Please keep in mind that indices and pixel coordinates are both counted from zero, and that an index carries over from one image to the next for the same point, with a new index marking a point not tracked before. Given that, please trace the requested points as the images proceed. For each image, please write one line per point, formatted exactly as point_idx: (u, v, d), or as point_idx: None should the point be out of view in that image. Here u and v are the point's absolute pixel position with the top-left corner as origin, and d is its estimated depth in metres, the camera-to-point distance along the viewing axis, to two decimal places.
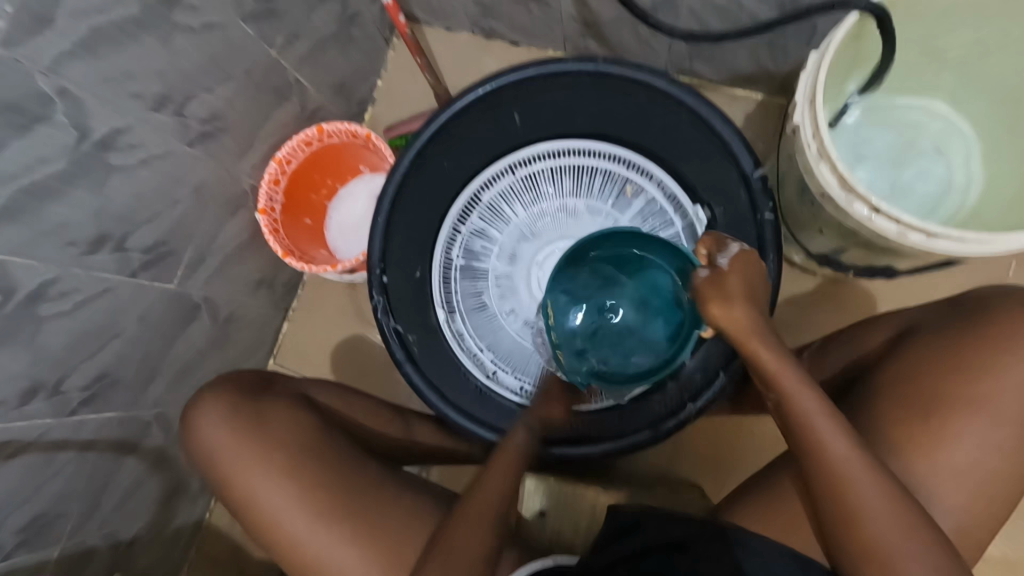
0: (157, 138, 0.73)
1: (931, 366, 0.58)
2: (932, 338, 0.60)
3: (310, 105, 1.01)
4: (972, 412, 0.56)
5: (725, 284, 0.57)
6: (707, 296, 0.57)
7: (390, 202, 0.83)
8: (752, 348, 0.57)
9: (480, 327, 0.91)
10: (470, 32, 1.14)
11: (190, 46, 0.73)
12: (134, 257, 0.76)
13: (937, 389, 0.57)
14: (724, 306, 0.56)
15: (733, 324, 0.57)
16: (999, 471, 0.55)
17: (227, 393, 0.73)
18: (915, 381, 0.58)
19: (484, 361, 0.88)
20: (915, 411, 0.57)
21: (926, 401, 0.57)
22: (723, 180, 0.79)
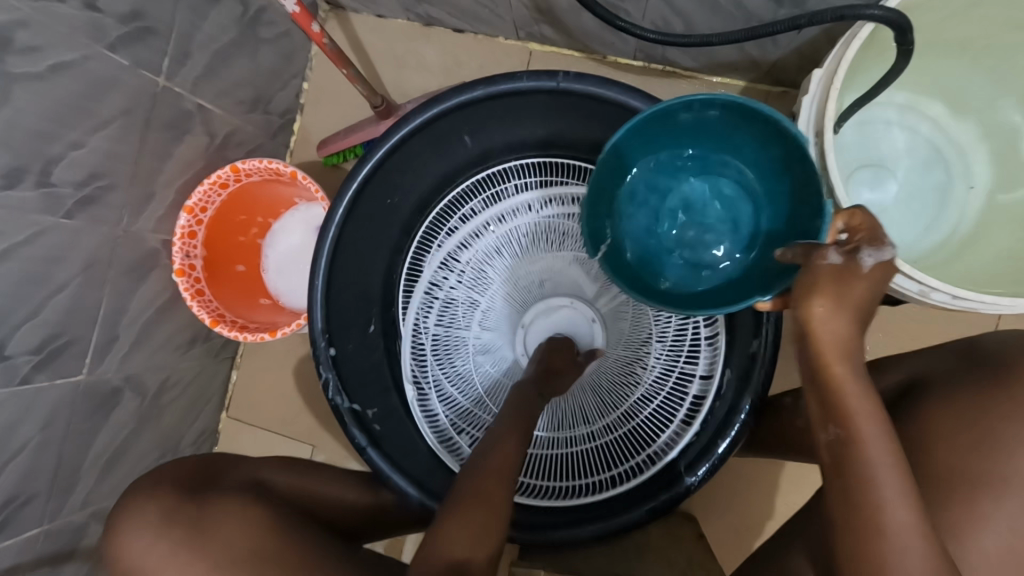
0: (19, 220, 0.58)
1: (953, 435, 0.49)
2: (948, 396, 0.51)
3: (222, 131, 0.84)
4: (997, 493, 0.47)
5: (847, 288, 0.44)
6: (813, 286, 0.44)
7: (327, 260, 0.69)
8: (836, 359, 0.44)
9: (450, 385, 0.76)
10: (404, 18, 0.96)
11: (39, 95, 0.57)
12: (21, 361, 0.63)
13: (956, 458, 0.49)
14: (833, 307, 0.43)
15: (836, 329, 0.44)
16: None
17: (155, 502, 0.54)
18: (930, 448, 0.50)
19: (445, 425, 0.75)
20: (929, 486, 0.49)
21: (943, 473, 0.49)
22: None
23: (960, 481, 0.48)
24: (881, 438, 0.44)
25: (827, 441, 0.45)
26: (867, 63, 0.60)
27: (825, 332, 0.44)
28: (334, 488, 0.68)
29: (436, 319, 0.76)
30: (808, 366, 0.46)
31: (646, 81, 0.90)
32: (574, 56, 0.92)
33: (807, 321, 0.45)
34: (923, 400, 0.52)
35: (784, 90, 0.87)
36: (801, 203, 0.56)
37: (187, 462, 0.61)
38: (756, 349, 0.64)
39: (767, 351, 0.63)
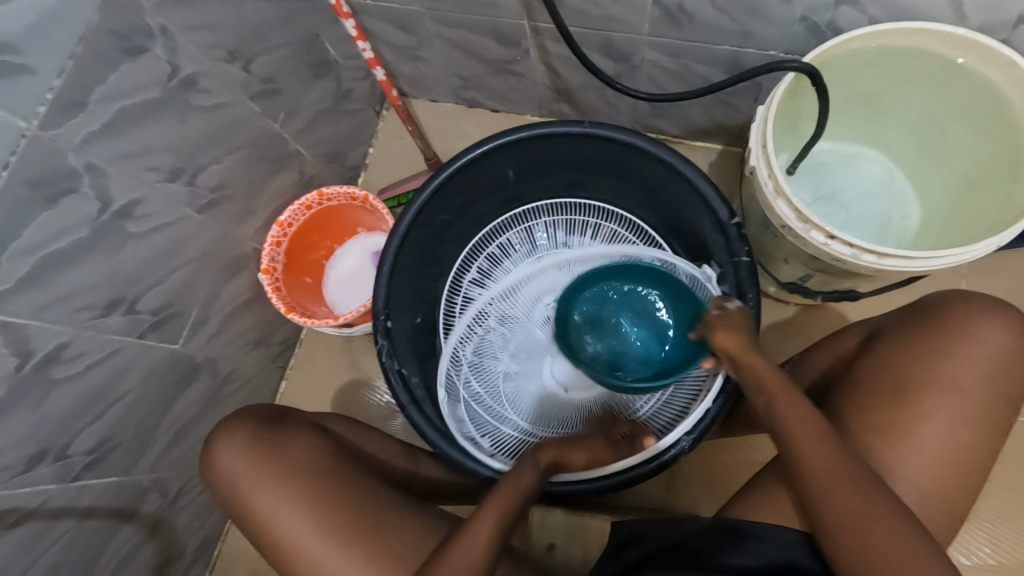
0: (169, 207, 0.78)
1: (899, 357, 0.65)
2: (899, 333, 0.68)
3: (307, 172, 1.07)
4: (936, 396, 0.62)
5: (733, 320, 0.72)
6: (716, 325, 0.72)
7: (395, 252, 0.86)
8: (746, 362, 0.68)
9: (472, 383, 0.90)
10: (452, 102, 1.24)
11: (201, 122, 0.80)
12: (143, 318, 0.79)
13: (902, 374, 0.64)
14: (730, 331, 0.70)
15: (736, 341, 0.69)
16: (965, 443, 0.61)
17: (248, 425, 0.71)
18: (887, 369, 0.65)
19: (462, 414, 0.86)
20: (888, 396, 0.64)
21: (892, 386, 0.64)
22: (706, 220, 0.83)
23: (908, 391, 0.63)
24: (788, 399, 0.64)
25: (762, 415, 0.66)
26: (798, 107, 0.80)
27: (730, 344, 0.69)
28: (379, 445, 0.81)
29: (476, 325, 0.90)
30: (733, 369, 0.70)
31: None
32: None
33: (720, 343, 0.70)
34: (879, 345, 0.68)
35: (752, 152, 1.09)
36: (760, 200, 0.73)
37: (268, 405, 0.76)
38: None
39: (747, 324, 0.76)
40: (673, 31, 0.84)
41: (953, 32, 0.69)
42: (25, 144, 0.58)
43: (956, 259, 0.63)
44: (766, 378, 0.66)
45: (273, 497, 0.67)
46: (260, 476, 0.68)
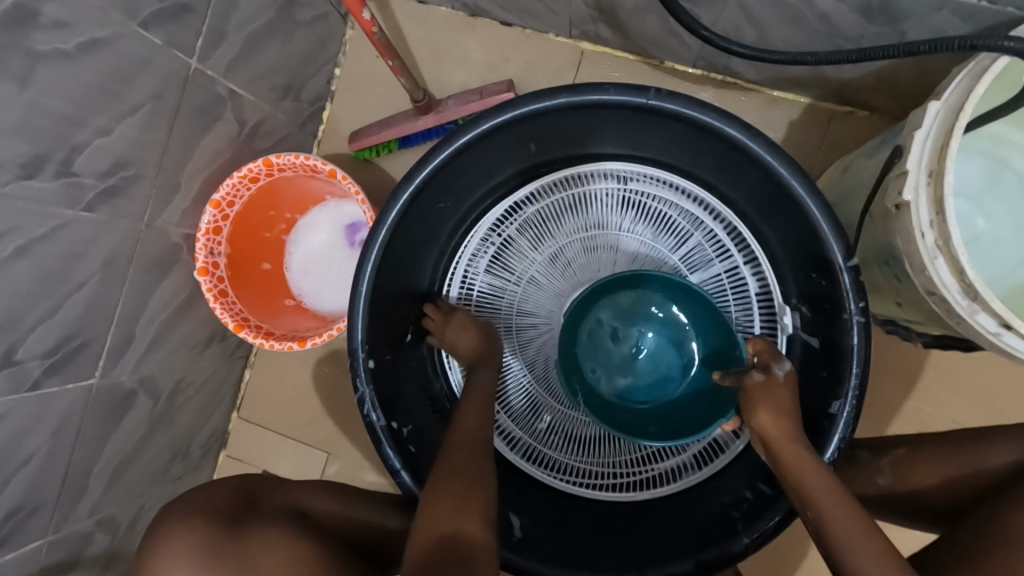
0: (37, 214, 0.53)
1: None
2: None
3: (251, 119, 0.78)
4: None
5: (777, 392, 0.54)
6: (758, 399, 0.53)
7: (374, 265, 0.63)
8: (790, 458, 0.51)
9: (501, 390, 0.74)
10: (447, 6, 0.89)
11: (64, 79, 0.51)
12: (31, 366, 0.57)
13: None
14: (775, 413, 0.52)
15: (781, 429, 0.52)
16: None
17: (198, 531, 0.49)
18: None
19: (505, 428, 0.73)
20: None
21: None
22: (811, 250, 0.59)
23: None
24: (851, 517, 0.46)
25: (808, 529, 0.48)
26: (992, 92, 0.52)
27: (774, 433, 0.52)
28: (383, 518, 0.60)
29: (475, 300, 0.74)
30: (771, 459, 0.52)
31: (705, 91, 0.84)
32: (629, 58, 0.87)
33: (760, 428, 0.53)
34: None
35: (849, 110, 0.82)
36: (898, 246, 0.52)
37: (225, 487, 0.54)
38: (835, 410, 0.57)
39: (849, 413, 0.55)
40: None
41: None
42: None
43: None
44: (815, 480, 0.49)
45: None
46: None
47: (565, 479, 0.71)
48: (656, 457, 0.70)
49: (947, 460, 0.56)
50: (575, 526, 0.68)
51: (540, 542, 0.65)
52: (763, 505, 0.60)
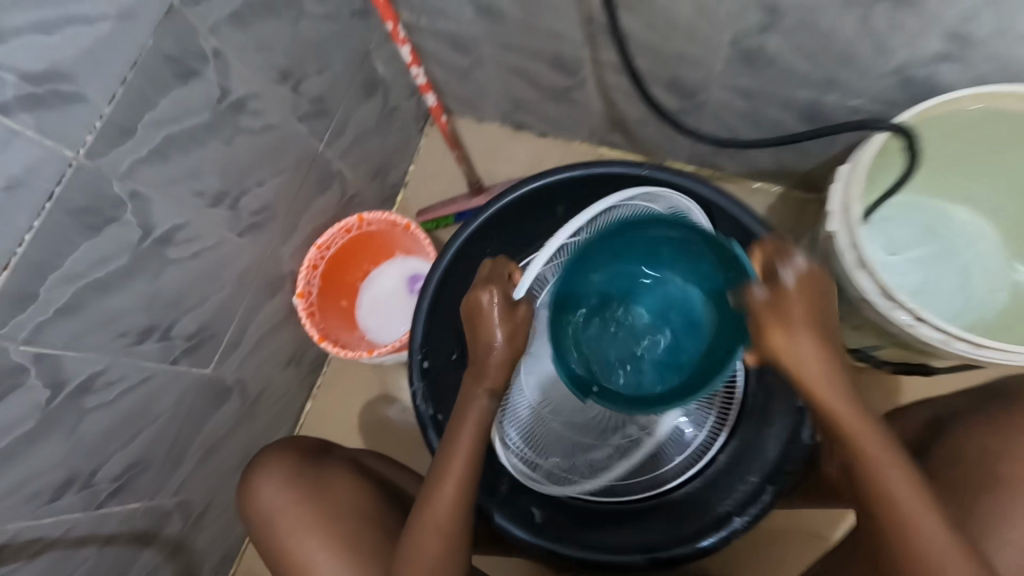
0: (211, 231, 0.76)
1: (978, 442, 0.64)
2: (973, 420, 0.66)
3: (349, 192, 1.04)
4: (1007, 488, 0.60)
5: (792, 310, 0.53)
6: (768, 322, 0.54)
7: (435, 286, 0.81)
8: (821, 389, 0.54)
9: (531, 413, 0.78)
10: (500, 123, 1.19)
11: (248, 146, 0.77)
12: (176, 343, 0.77)
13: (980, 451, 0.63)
14: (791, 335, 0.53)
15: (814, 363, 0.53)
16: None
17: (290, 454, 0.62)
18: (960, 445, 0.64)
19: (531, 449, 0.77)
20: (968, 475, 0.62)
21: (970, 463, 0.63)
22: None
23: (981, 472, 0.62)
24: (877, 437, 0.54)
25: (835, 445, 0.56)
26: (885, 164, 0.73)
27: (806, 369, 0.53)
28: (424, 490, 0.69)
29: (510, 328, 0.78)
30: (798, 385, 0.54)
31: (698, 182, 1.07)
32: (637, 159, 1.12)
33: (781, 354, 0.54)
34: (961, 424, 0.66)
35: (815, 198, 1.02)
36: (835, 268, 0.68)
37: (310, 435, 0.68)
38: (804, 403, 0.70)
39: None
40: (748, 74, 0.78)
41: None
42: (69, 173, 0.56)
43: None
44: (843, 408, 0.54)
45: (312, 541, 0.57)
46: (298, 515, 0.58)
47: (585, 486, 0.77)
48: (654, 481, 0.78)
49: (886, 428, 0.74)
50: (599, 529, 0.74)
51: (559, 528, 0.73)
52: (753, 492, 0.71)
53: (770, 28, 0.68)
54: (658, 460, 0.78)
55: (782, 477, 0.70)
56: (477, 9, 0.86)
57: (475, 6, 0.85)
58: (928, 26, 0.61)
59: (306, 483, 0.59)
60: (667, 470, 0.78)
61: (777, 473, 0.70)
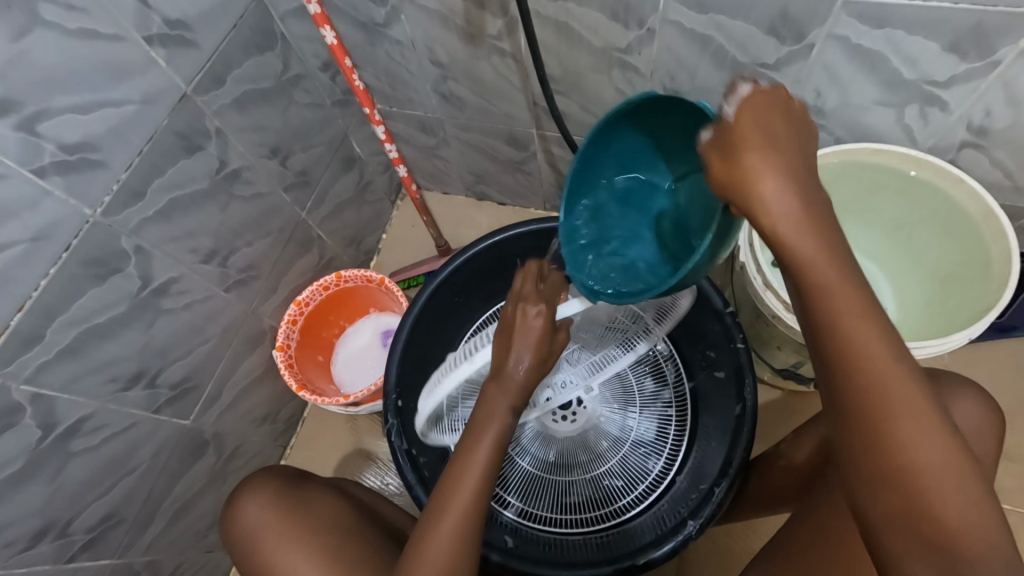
0: (201, 286, 0.83)
1: None
2: None
3: (327, 255, 1.14)
4: None
5: (773, 114, 0.44)
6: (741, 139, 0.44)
7: (407, 331, 0.90)
8: (836, 301, 0.44)
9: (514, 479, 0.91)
10: (464, 194, 1.34)
11: (239, 211, 0.87)
12: (161, 392, 0.81)
13: None
14: (761, 149, 0.43)
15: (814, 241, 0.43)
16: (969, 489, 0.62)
17: (274, 480, 0.69)
18: None
19: (520, 505, 0.90)
20: None
21: None
22: (701, 307, 0.86)
23: None
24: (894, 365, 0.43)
25: (840, 370, 0.44)
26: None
27: (808, 245, 0.43)
28: (396, 514, 0.76)
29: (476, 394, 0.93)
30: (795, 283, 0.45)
31: None
32: None
33: (746, 177, 0.43)
34: None
35: None
36: (750, 292, 0.80)
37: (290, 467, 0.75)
38: (739, 412, 0.80)
39: (749, 410, 0.79)
40: None
41: (907, 152, 0.79)
42: (86, 229, 0.65)
43: (933, 352, 0.71)
44: (860, 328, 0.43)
45: (296, 554, 0.64)
46: (282, 532, 0.66)
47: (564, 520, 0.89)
48: (612, 511, 0.89)
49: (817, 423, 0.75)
50: (576, 551, 0.84)
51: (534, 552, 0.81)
52: (707, 498, 0.78)
53: None
54: (613, 496, 0.90)
55: (729, 480, 0.77)
56: (441, 97, 1.02)
57: (440, 95, 1.02)
58: (794, 100, 0.78)
59: (289, 502, 0.67)
60: (623, 504, 0.89)
61: (726, 477, 0.77)
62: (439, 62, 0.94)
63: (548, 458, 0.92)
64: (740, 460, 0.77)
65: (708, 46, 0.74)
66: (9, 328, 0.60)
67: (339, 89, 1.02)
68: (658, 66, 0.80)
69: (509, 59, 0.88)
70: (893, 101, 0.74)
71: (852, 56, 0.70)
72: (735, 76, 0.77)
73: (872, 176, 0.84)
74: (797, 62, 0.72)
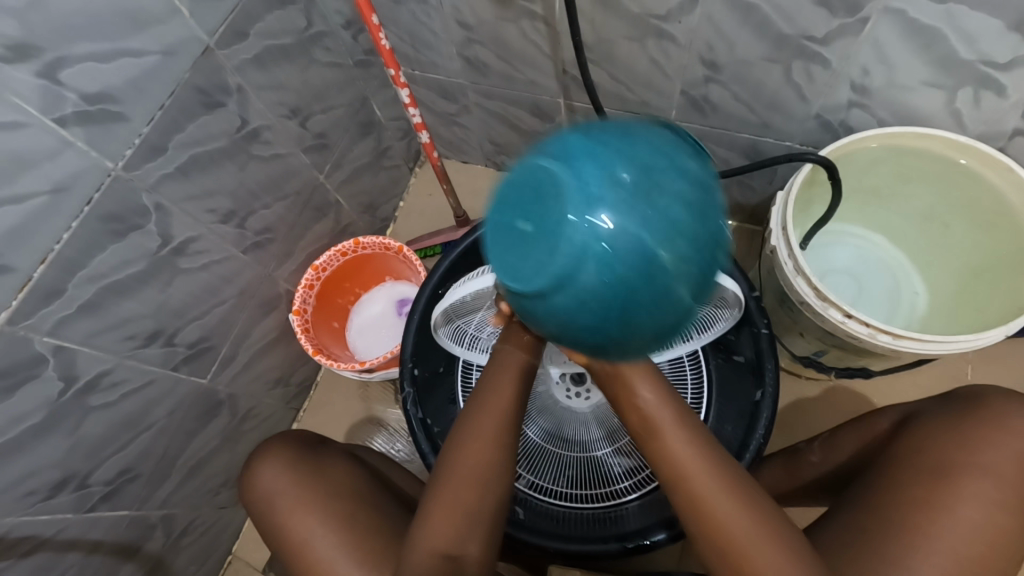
0: (219, 246, 0.82)
1: (944, 445, 0.61)
2: (937, 423, 0.64)
3: (343, 221, 1.12)
4: (966, 481, 0.59)
5: None
6: None
7: (426, 299, 0.89)
8: (695, 480, 0.53)
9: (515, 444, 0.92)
10: (482, 164, 1.31)
11: (258, 172, 0.86)
12: (178, 351, 0.81)
13: (944, 454, 0.61)
14: None
15: (679, 436, 0.54)
16: (1010, 528, 0.57)
17: (291, 447, 0.70)
18: (925, 449, 0.62)
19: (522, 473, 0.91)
20: (924, 475, 0.60)
21: (934, 465, 0.61)
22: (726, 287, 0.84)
23: (947, 473, 0.60)
24: (776, 549, 0.50)
25: (702, 540, 0.52)
26: (816, 196, 0.87)
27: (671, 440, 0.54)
28: (409, 485, 0.78)
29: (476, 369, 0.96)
30: (657, 461, 0.55)
31: None
32: None
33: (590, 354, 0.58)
34: (922, 427, 0.64)
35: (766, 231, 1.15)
36: (778, 277, 0.79)
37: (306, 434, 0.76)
38: (759, 398, 0.79)
39: (769, 398, 0.78)
40: (699, 118, 0.90)
41: (953, 138, 0.75)
42: (108, 183, 0.63)
43: (969, 345, 0.68)
44: (729, 515, 0.51)
45: (311, 519, 0.65)
46: (297, 498, 0.66)
47: (567, 495, 0.90)
48: (610, 493, 0.89)
49: (858, 432, 0.72)
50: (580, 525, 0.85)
51: (543, 525, 0.82)
52: None
53: (713, 79, 0.82)
54: (620, 474, 0.90)
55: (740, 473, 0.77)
56: (465, 61, 0.99)
57: (463, 59, 0.98)
58: (837, 77, 0.75)
59: (305, 468, 0.68)
60: (621, 487, 0.89)
61: None
62: (465, 23, 0.90)
63: (555, 431, 0.93)
64: (756, 449, 0.77)
65: (753, 17, 0.70)
66: (31, 281, 0.59)
67: (360, 49, 0.98)
68: (695, 36, 0.76)
69: (539, 23, 0.84)
70: (942, 83, 0.70)
71: (906, 32, 0.66)
72: (777, 49, 0.73)
73: (913, 162, 0.81)
74: (847, 36, 0.68)
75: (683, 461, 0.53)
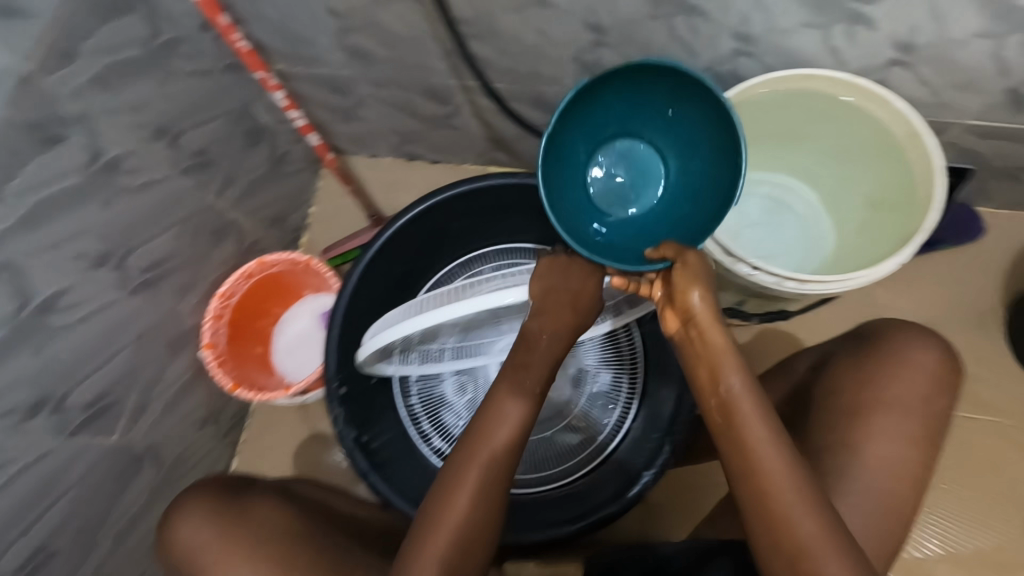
0: (98, 294, 0.75)
1: (855, 385, 0.63)
2: (846, 364, 0.66)
3: (248, 240, 1.05)
4: (875, 419, 0.61)
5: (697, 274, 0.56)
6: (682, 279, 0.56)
7: (342, 313, 0.85)
8: (770, 481, 0.53)
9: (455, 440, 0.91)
10: (392, 156, 1.25)
11: (130, 205, 0.78)
12: (73, 415, 0.74)
13: (855, 395, 0.63)
14: (704, 293, 0.55)
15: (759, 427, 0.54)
16: (914, 458, 0.60)
17: (208, 494, 0.66)
18: (838, 392, 0.64)
19: None
20: (839, 419, 0.63)
21: (847, 408, 0.63)
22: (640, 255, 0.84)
23: (859, 413, 0.62)
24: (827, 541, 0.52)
25: (765, 539, 0.53)
26: None
27: (753, 432, 0.54)
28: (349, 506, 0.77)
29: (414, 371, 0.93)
30: (736, 458, 0.54)
31: None
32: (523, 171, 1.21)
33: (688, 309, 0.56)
34: (834, 370, 0.66)
35: None
36: None
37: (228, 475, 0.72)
38: None
39: None
40: None
41: (836, 76, 0.76)
42: None
43: (866, 281, 0.70)
44: (797, 509, 0.52)
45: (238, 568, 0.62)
46: (221, 548, 0.63)
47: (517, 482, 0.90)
48: (574, 464, 0.91)
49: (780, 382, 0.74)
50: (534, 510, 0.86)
51: None
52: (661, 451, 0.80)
53: (601, 43, 0.79)
54: (569, 452, 0.91)
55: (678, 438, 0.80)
56: (347, 52, 0.92)
57: (344, 49, 0.91)
58: (718, 29, 0.74)
59: (225, 515, 0.64)
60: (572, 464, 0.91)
61: (677, 436, 0.80)
62: (335, 11, 0.83)
63: None
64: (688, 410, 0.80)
65: None
66: None
67: (227, 51, 0.90)
68: (576, 1, 0.73)
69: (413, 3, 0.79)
70: (819, 23, 0.70)
71: None
72: (657, 5, 0.71)
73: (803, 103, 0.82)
74: None
75: (763, 459, 0.53)
